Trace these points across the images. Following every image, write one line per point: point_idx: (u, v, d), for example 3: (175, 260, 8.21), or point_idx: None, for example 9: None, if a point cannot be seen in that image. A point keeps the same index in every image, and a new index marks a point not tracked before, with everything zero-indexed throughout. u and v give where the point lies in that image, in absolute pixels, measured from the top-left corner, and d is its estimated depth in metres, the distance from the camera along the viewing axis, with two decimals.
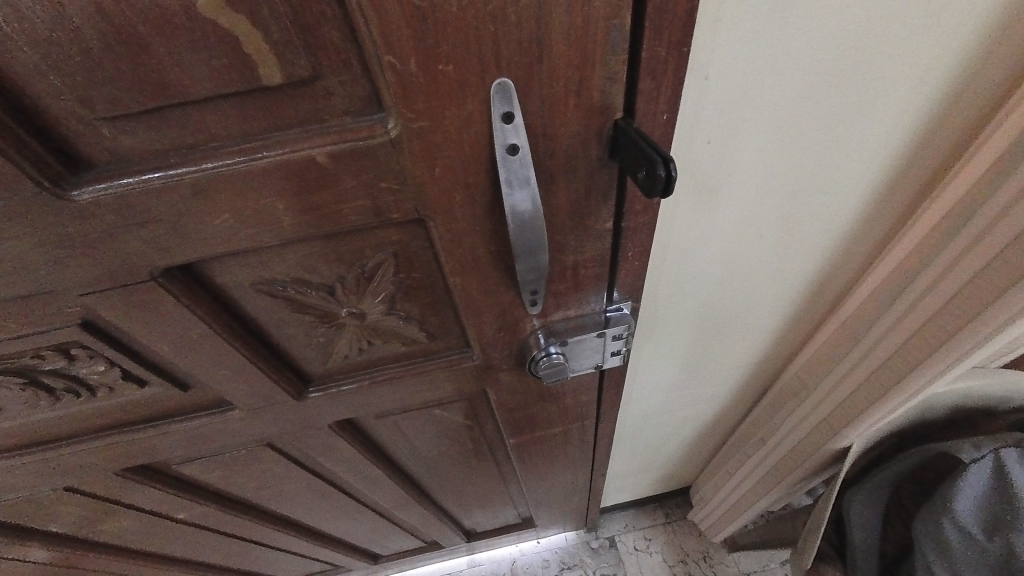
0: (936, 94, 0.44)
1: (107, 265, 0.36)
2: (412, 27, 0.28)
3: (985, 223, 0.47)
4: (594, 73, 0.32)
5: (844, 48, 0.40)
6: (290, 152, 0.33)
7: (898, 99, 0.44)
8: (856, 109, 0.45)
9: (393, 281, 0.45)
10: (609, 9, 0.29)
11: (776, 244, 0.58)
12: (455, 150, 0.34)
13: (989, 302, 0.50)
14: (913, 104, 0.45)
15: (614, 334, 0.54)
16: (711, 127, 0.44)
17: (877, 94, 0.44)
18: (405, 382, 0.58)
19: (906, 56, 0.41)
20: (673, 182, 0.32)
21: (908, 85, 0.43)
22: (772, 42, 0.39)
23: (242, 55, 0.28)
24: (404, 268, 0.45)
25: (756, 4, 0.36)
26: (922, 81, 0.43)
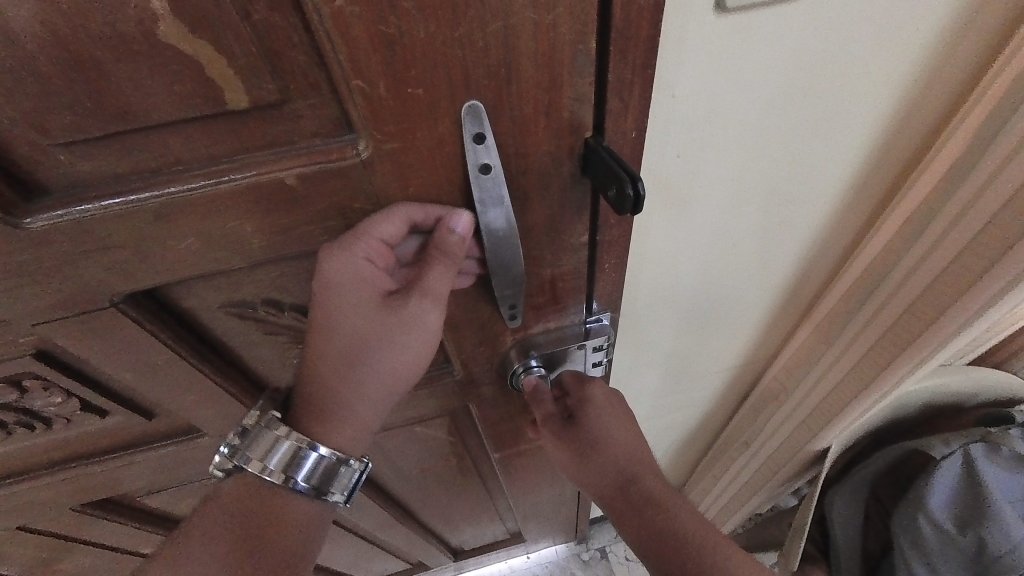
0: (891, 107, 0.47)
1: (62, 294, 0.35)
2: (380, 52, 0.28)
3: (941, 229, 0.50)
4: (562, 95, 0.32)
5: (804, 66, 0.42)
6: (258, 175, 0.32)
7: (856, 114, 0.47)
8: (818, 122, 0.47)
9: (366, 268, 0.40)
10: (574, 36, 0.30)
11: (750, 251, 0.60)
12: (428, 170, 0.35)
13: (950, 304, 0.53)
14: (870, 118, 0.47)
15: (592, 346, 0.54)
16: (680, 142, 0.45)
17: (838, 107, 0.46)
18: (370, 416, 0.50)
19: (862, 72, 0.43)
20: (642, 201, 0.33)
21: (865, 99, 0.46)
22: (736, 60, 0.40)
23: (207, 80, 0.27)
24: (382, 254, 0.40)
25: (719, 24, 0.38)
26: (878, 95, 0.45)
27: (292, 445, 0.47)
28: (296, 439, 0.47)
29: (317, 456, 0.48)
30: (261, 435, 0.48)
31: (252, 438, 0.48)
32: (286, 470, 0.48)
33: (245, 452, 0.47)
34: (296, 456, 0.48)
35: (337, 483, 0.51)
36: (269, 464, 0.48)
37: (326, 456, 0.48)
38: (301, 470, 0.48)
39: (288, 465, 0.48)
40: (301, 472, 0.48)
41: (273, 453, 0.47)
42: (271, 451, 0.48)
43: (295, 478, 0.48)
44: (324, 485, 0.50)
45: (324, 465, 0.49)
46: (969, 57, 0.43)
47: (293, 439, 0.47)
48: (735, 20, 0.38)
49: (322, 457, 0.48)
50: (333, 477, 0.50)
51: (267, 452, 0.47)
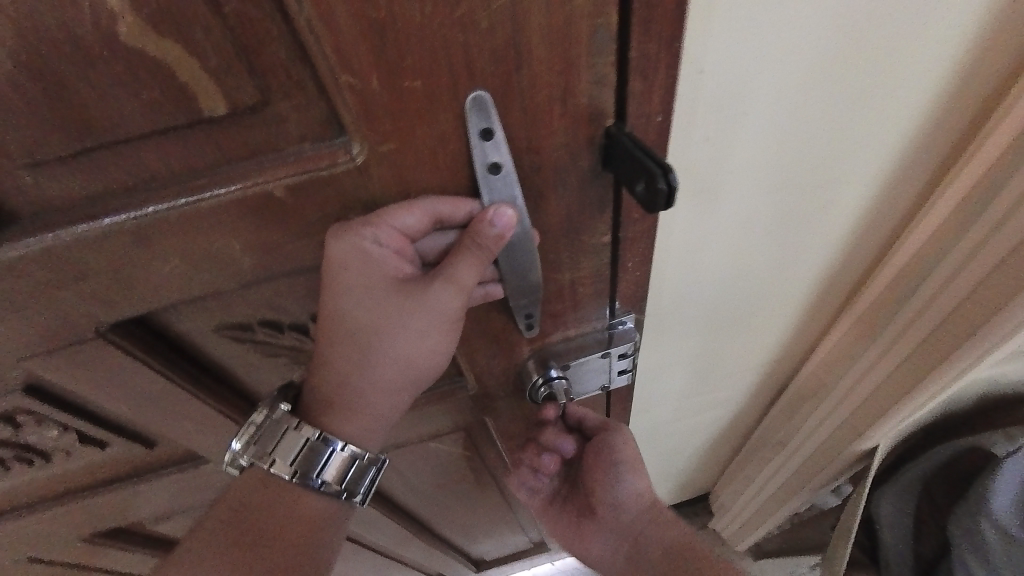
0: (944, 73, 0.41)
1: (45, 327, 0.33)
2: (369, 41, 0.24)
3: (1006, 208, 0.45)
4: (578, 79, 0.28)
5: (846, 31, 0.37)
6: (243, 188, 0.29)
7: (904, 82, 0.42)
8: (862, 94, 0.42)
9: (378, 266, 0.35)
10: (590, 10, 0.26)
11: (784, 239, 0.55)
12: (430, 173, 0.31)
13: (1017, 290, 0.47)
14: (921, 85, 0.42)
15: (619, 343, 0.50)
16: (708, 123, 0.41)
17: (884, 76, 0.41)
18: (359, 442, 0.44)
19: (912, 35, 0.38)
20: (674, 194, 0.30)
21: (916, 64, 0.40)
22: (770, 26, 0.36)
23: (178, 85, 0.24)
24: (399, 251, 0.35)
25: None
26: (930, 59, 0.40)
27: (305, 438, 0.42)
28: (310, 431, 0.42)
29: (334, 451, 0.42)
30: (266, 430, 0.42)
31: (256, 435, 0.41)
32: (299, 467, 0.42)
33: (250, 449, 0.41)
34: (311, 449, 0.42)
35: (357, 480, 0.45)
36: (279, 461, 0.42)
37: (344, 449, 0.43)
38: (317, 468, 0.42)
39: (301, 460, 0.42)
40: (316, 468, 0.42)
41: (285, 446, 0.42)
42: (281, 446, 0.42)
43: (310, 476, 0.42)
44: (342, 483, 0.44)
45: (341, 460, 0.43)
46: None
47: (306, 430, 0.42)
48: None
49: (338, 451, 0.42)
50: (352, 475, 0.44)
51: (282, 448, 0.42)
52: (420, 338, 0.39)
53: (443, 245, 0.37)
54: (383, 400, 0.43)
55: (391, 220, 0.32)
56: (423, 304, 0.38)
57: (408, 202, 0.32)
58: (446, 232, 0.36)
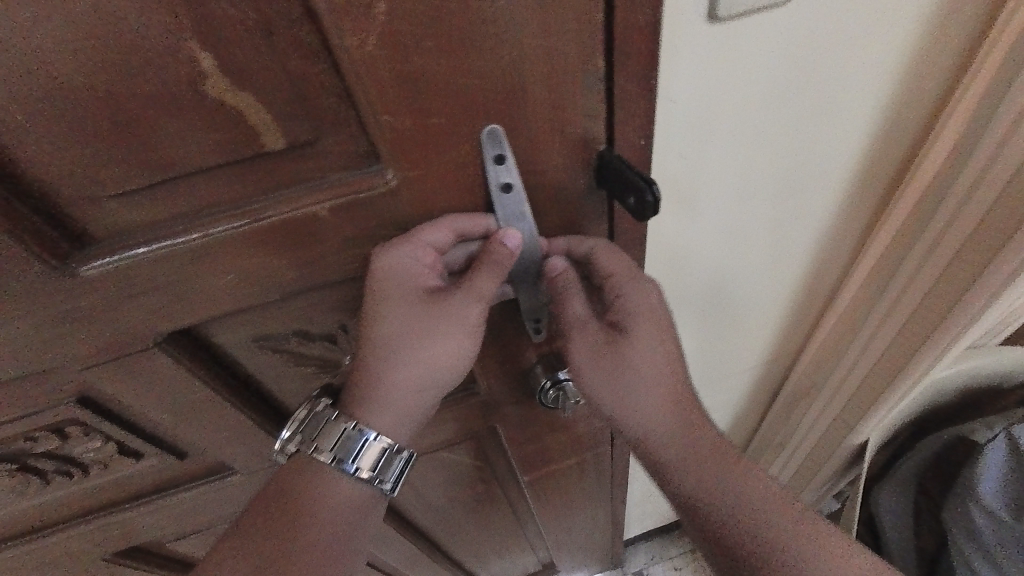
0: (881, 95, 0.48)
1: (108, 339, 0.36)
2: (405, 88, 0.30)
3: (953, 210, 0.51)
4: (574, 113, 0.34)
5: (795, 64, 0.44)
6: (292, 211, 0.34)
7: (850, 100, 0.48)
8: (815, 115, 0.48)
9: (411, 282, 0.40)
10: (582, 59, 0.32)
11: (762, 243, 0.60)
12: (450, 193, 0.36)
13: (975, 276, 0.53)
14: (864, 102, 0.49)
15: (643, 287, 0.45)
16: (684, 141, 0.46)
17: (832, 100, 0.47)
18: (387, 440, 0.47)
19: (850, 65, 0.45)
20: (659, 202, 0.35)
21: (857, 85, 0.47)
22: (731, 59, 0.42)
23: (247, 127, 0.30)
24: (428, 267, 0.40)
25: (711, 33, 0.39)
26: (869, 84, 0.47)
27: (342, 428, 0.45)
28: (347, 421, 0.45)
29: (368, 441, 0.45)
30: (309, 422, 0.46)
31: (302, 424, 0.46)
32: (337, 453, 0.45)
33: (297, 437, 0.46)
34: (348, 438, 0.45)
35: (386, 470, 0.47)
36: (322, 447, 0.46)
37: (376, 440, 0.46)
38: (352, 455, 0.46)
39: (339, 448, 0.45)
40: (352, 455, 0.46)
41: (326, 434, 0.45)
42: (323, 434, 0.45)
43: (346, 462, 0.46)
44: (374, 471, 0.46)
45: (374, 449, 0.46)
46: (951, 42, 0.45)
47: (344, 421, 0.45)
48: (727, 27, 0.39)
49: (372, 441, 0.45)
50: (384, 464, 0.47)
51: (323, 435, 0.45)
52: (446, 344, 0.43)
53: (464, 259, 0.42)
54: (407, 402, 0.45)
55: (423, 236, 0.37)
56: (451, 312, 0.41)
57: (435, 220, 0.37)
58: (469, 245, 0.41)
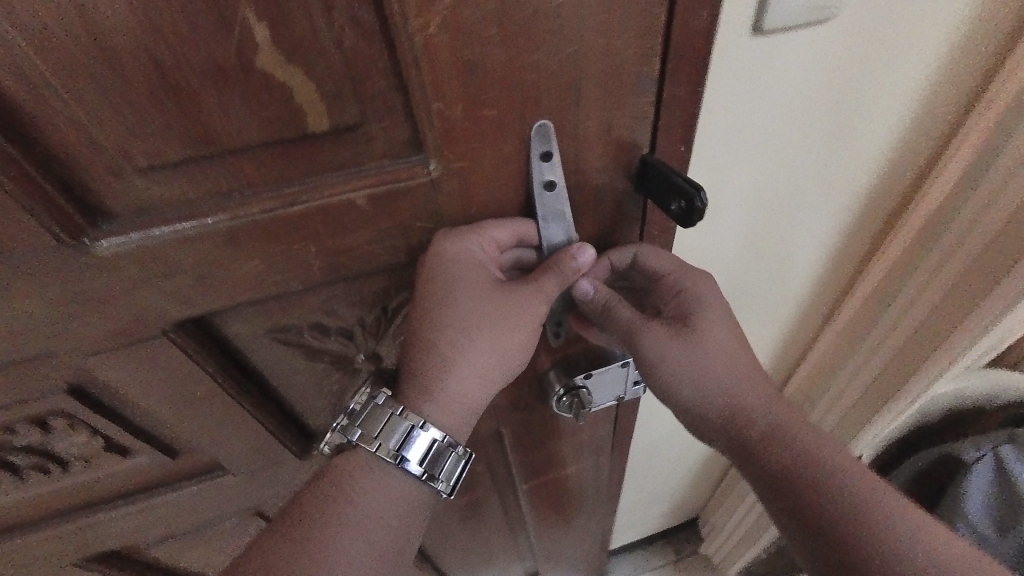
0: (904, 119, 0.49)
1: (114, 324, 0.34)
2: (461, 76, 0.29)
3: (951, 242, 0.52)
4: (622, 114, 0.34)
5: (830, 81, 0.44)
6: (328, 197, 0.32)
7: (877, 120, 0.49)
8: (841, 134, 0.49)
9: (471, 278, 0.38)
10: (638, 60, 0.32)
11: (776, 255, 0.61)
12: (491, 188, 0.35)
13: (971, 308, 0.54)
14: (889, 124, 0.49)
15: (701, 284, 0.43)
16: (717, 151, 0.46)
17: (858, 120, 0.48)
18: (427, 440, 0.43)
19: (880, 86, 0.46)
20: (704, 208, 0.34)
21: (885, 106, 0.47)
22: (771, 71, 0.42)
23: (293, 106, 0.28)
24: (490, 264, 0.38)
25: (753, 45, 0.40)
26: (894, 108, 0.48)
27: (391, 413, 0.41)
28: (396, 406, 0.41)
29: (433, 439, 0.41)
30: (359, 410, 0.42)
31: (351, 414, 0.42)
32: (385, 442, 0.41)
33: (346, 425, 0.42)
34: (396, 425, 0.41)
35: (438, 466, 0.42)
36: (370, 437, 0.41)
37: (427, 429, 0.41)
38: (401, 445, 0.41)
39: (386, 435, 0.41)
40: (400, 445, 0.41)
41: (375, 421, 0.41)
42: (371, 422, 0.42)
43: (395, 453, 0.41)
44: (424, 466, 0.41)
45: (424, 439, 0.41)
46: (975, 73, 0.45)
47: (394, 406, 0.41)
48: (769, 40, 0.40)
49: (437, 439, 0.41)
50: (435, 458, 0.42)
51: (371, 422, 0.41)
52: (484, 350, 0.41)
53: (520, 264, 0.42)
54: (459, 398, 0.42)
55: (494, 232, 0.37)
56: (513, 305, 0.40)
57: (504, 219, 0.37)
58: (526, 249, 0.41)
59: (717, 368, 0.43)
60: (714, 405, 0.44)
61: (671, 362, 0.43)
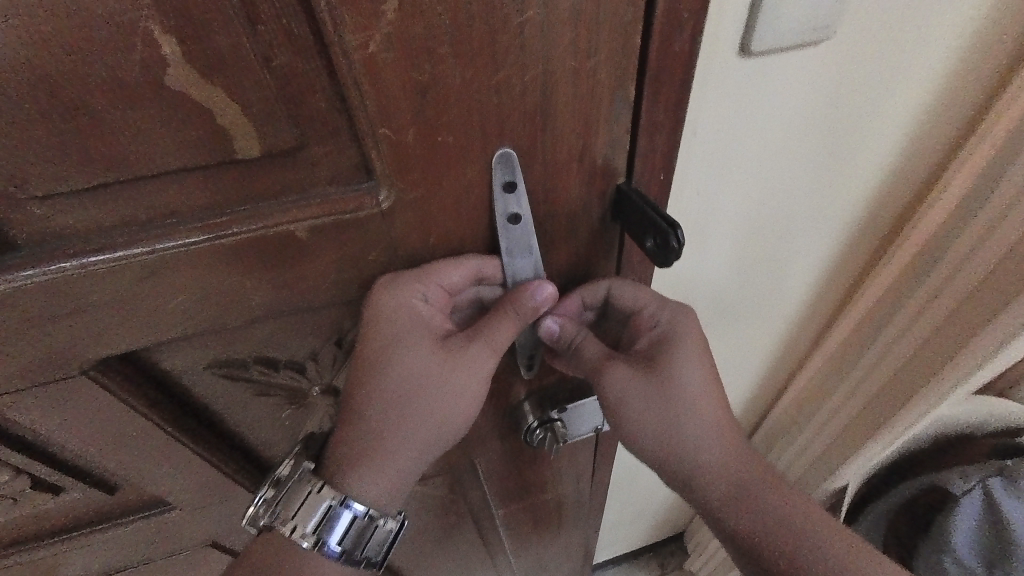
0: (895, 144, 0.47)
1: (23, 363, 0.30)
2: (411, 100, 0.26)
3: (941, 278, 0.50)
4: (597, 141, 0.31)
5: (821, 104, 0.41)
6: (265, 227, 0.29)
7: (870, 144, 0.46)
8: (831, 159, 0.46)
9: (420, 324, 0.36)
10: (612, 83, 0.28)
11: (766, 280, 0.58)
12: (451, 219, 0.32)
13: (956, 345, 0.52)
14: (883, 147, 0.47)
15: (679, 319, 0.40)
16: (703, 176, 0.43)
17: (849, 145, 0.45)
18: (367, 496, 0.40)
19: (873, 111, 0.43)
20: (682, 245, 0.31)
21: (879, 129, 0.45)
22: (760, 93, 0.39)
23: (217, 129, 0.25)
24: (442, 308, 0.36)
25: (740, 67, 0.36)
26: (886, 132, 0.45)
27: (312, 494, 0.38)
28: (316, 484, 0.38)
29: (355, 516, 0.39)
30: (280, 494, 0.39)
31: (275, 498, 0.39)
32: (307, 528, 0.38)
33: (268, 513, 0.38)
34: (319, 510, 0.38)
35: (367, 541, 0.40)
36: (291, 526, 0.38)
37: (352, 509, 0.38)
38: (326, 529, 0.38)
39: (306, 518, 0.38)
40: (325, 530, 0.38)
41: (298, 509, 0.38)
42: (290, 508, 0.38)
43: (325, 541, 0.38)
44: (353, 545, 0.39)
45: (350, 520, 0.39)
46: (969, 98, 0.43)
47: (314, 485, 0.38)
48: (760, 61, 0.37)
49: (357, 518, 0.39)
50: (366, 535, 0.40)
51: (291, 509, 0.38)
52: (439, 397, 0.38)
53: (483, 301, 0.39)
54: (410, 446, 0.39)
55: (443, 274, 0.34)
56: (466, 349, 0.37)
57: (458, 257, 0.33)
58: (492, 287, 0.37)
59: (692, 411, 0.40)
60: (688, 451, 0.40)
61: (640, 403, 0.40)
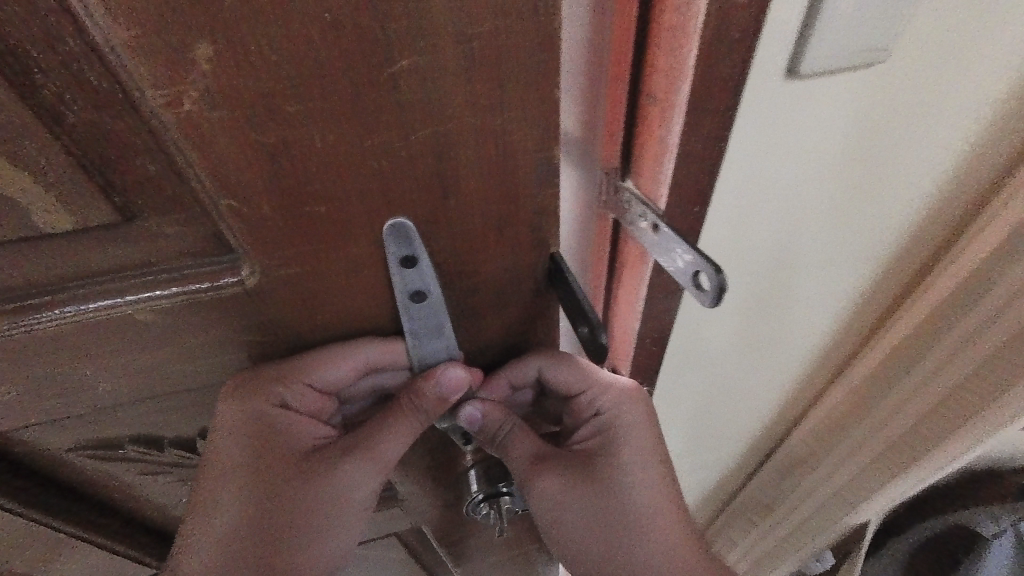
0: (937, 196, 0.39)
1: None
2: (259, 165, 0.20)
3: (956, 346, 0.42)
4: (520, 208, 0.25)
5: (858, 144, 0.33)
6: (96, 309, 0.23)
7: (906, 191, 0.38)
8: (859, 210, 0.38)
9: (293, 419, 0.32)
10: (530, 144, 0.23)
11: (779, 342, 0.49)
12: (342, 298, 0.26)
13: (958, 424, 0.45)
14: (918, 197, 0.38)
15: (627, 407, 0.35)
16: (722, 225, 0.35)
17: (891, 190, 0.37)
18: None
19: (919, 152, 0.35)
20: (723, 291, 0.24)
21: (919, 175, 0.37)
22: (797, 126, 0.30)
23: (11, 199, 0.20)
24: (318, 403, 0.32)
25: (782, 93, 0.28)
26: (930, 180, 0.37)
27: None
28: None
29: None
30: None
31: None
32: None
33: None
34: None
35: None
36: None
37: None
38: None
39: None
40: None
41: None
42: None
43: None
44: None
45: None
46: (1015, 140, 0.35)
47: None
48: (805, 86, 0.28)
49: None
50: None
51: None
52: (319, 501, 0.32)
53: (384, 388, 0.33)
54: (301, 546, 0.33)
55: (317, 370, 0.29)
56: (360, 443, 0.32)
57: (349, 343, 0.28)
58: (395, 373, 0.31)
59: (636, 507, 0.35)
60: (637, 552, 0.35)
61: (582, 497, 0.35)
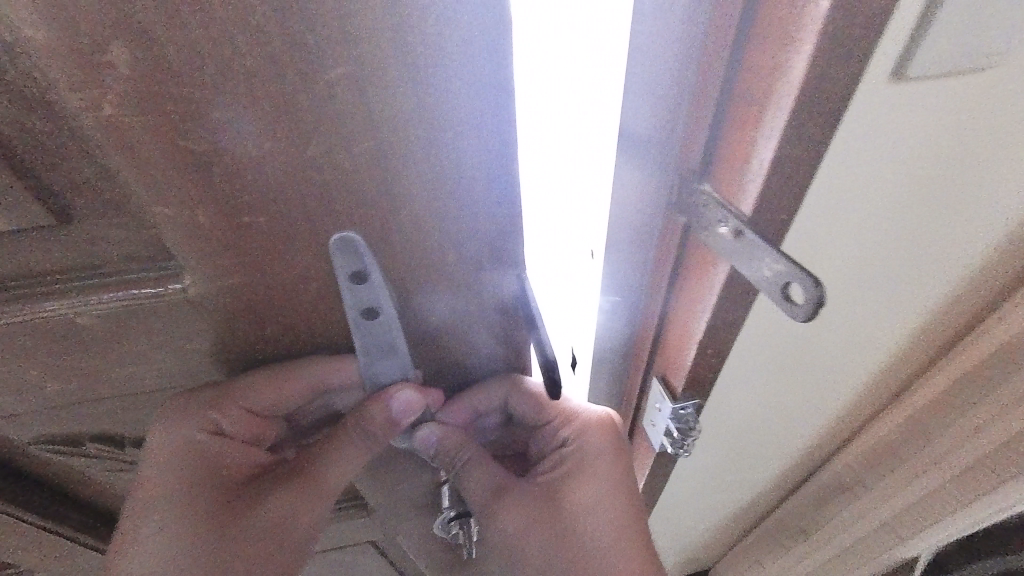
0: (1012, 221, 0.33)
1: None
2: (192, 173, 0.19)
3: None
4: (479, 226, 0.24)
5: (933, 174, 0.31)
6: (36, 312, 0.23)
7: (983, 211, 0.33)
8: (936, 227, 0.34)
9: (228, 445, 0.30)
10: (484, 159, 0.21)
11: (831, 374, 0.44)
12: (291, 310, 0.25)
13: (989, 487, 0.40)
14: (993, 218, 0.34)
15: (588, 436, 0.34)
16: (811, 235, 0.32)
17: (971, 208, 0.33)
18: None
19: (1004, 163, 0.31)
20: (819, 308, 0.22)
21: (999, 191, 0.32)
22: (897, 130, 0.28)
23: None
24: (257, 428, 0.31)
25: (881, 95, 0.26)
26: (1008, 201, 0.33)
27: None
28: None
29: None
30: None
31: None
32: None
33: None
34: None
35: None
36: None
37: None
38: None
39: None
40: None
41: None
42: None
43: None
44: None
45: None
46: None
47: None
48: (904, 89, 0.26)
49: None
50: None
51: None
52: (241, 543, 0.29)
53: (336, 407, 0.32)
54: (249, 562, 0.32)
55: (261, 388, 0.28)
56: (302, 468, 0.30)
57: (300, 356, 0.27)
58: (348, 392, 0.31)
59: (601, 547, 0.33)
60: None
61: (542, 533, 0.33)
